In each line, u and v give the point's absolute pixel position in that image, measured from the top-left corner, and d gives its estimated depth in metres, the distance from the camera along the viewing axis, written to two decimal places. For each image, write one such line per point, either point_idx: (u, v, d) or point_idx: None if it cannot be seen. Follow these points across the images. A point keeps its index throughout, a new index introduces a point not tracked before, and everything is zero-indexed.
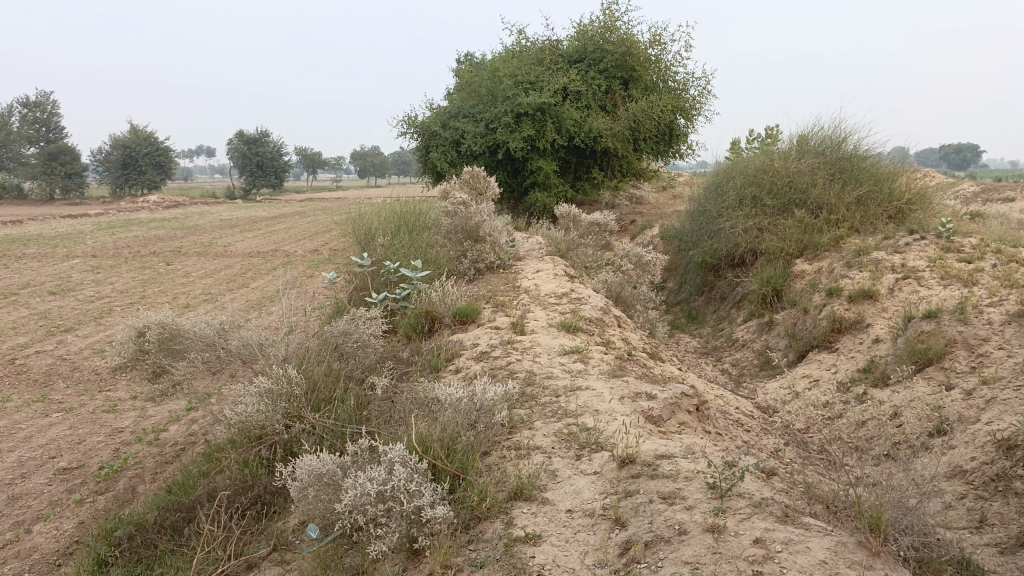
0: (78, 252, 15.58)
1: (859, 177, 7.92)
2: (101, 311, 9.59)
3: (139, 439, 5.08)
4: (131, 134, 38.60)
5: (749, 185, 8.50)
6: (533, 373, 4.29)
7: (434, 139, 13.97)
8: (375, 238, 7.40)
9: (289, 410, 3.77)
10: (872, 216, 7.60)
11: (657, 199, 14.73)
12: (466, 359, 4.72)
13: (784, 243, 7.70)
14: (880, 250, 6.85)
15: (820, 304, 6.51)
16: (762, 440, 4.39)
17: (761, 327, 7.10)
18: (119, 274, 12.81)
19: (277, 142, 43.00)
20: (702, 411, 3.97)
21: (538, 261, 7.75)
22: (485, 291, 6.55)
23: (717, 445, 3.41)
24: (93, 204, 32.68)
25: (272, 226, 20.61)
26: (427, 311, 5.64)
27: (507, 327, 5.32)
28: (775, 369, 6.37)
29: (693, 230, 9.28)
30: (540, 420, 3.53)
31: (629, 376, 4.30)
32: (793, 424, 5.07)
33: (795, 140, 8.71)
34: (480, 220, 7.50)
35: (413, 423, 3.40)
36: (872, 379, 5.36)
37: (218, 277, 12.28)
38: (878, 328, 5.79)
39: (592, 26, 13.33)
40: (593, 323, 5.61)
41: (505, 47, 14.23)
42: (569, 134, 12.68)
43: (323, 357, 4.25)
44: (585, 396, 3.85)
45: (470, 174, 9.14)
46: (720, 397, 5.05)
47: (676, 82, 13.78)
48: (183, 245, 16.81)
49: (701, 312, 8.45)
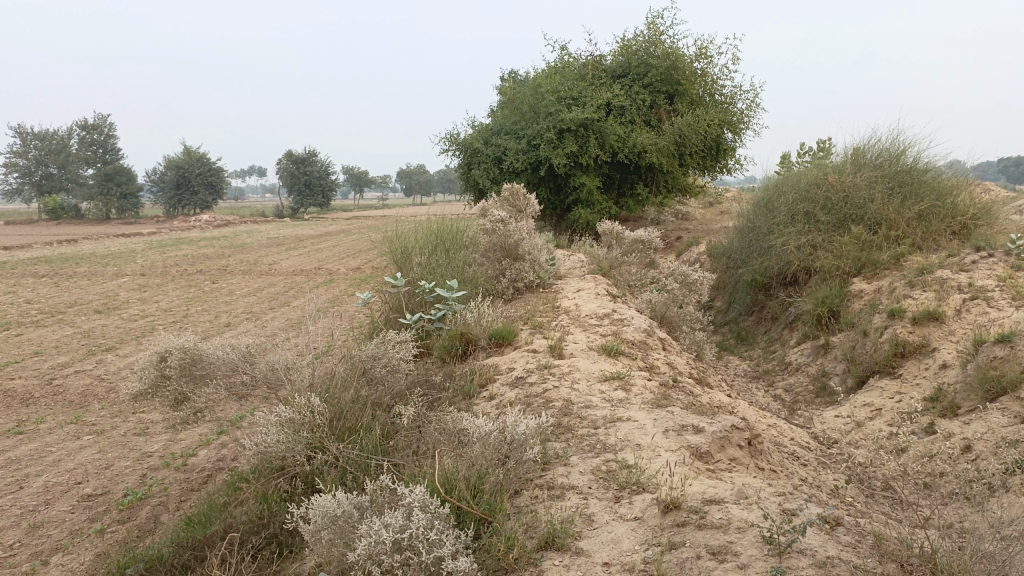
0: (127, 271, 15.81)
1: (920, 191, 7.49)
2: (143, 330, 9.62)
3: (166, 464, 4.93)
4: (185, 155, 39.53)
5: (801, 200, 8.12)
6: (571, 401, 4.02)
7: (476, 156, 13.87)
8: (411, 256, 7.23)
9: (311, 440, 3.57)
10: (935, 232, 7.16)
11: (704, 216, 14.35)
12: (501, 386, 4.48)
13: (840, 261, 7.30)
14: (945, 268, 6.41)
15: (880, 326, 6.11)
16: (820, 478, 4.05)
17: (816, 350, 6.71)
18: (165, 292, 12.90)
19: (324, 162, 43.64)
20: (754, 445, 3.65)
21: (579, 280, 7.50)
22: (523, 311, 6.31)
23: (772, 487, 3.11)
24: (147, 223, 33.44)
25: (317, 244, 20.72)
26: (462, 333, 5.41)
27: (545, 350, 5.06)
28: (832, 396, 5.99)
29: (742, 247, 8.91)
30: (578, 455, 3.26)
31: (674, 405, 4.00)
32: (853, 457, 4.70)
33: (849, 153, 8.31)
34: (519, 238, 7.28)
35: (440, 459, 3.16)
36: (939, 409, 4.95)
37: (261, 295, 12.30)
38: (945, 353, 5.38)
39: (636, 40, 13.08)
40: (636, 346, 5.32)
41: (548, 63, 14.09)
42: (613, 149, 12.43)
43: (350, 383, 4.05)
44: (626, 428, 3.57)
45: (509, 191, 8.97)
46: (774, 428, 4.71)
47: (723, 96, 13.40)
48: (229, 263, 16.94)
49: (751, 333, 8.07)
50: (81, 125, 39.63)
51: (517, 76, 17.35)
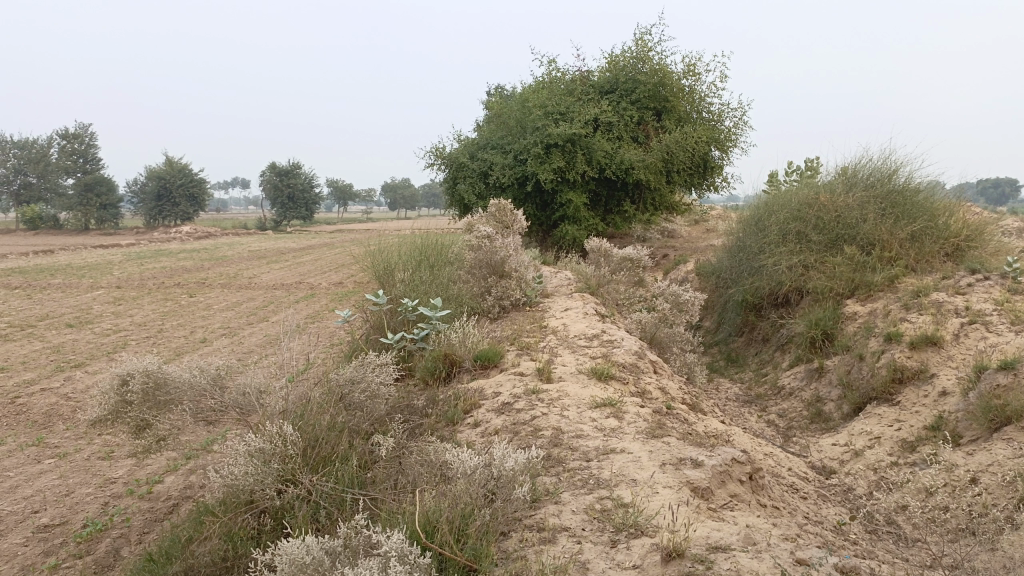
0: (103, 283, 15.43)
1: (913, 212, 7.36)
2: (115, 346, 9.28)
3: (130, 492, 4.64)
4: (167, 166, 39.02)
5: (793, 220, 7.98)
6: (561, 430, 3.79)
7: (461, 171, 13.67)
8: (394, 272, 6.99)
9: (283, 472, 3.33)
10: (928, 253, 7.04)
11: (690, 233, 14.22)
12: (486, 412, 4.25)
13: (833, 282, 7.15)
14: (941, 291, 6.27)
15: (877, 350, 5.93)
16: (821, 513, 3.86)
17: (810, 373, 6.53)
18: (140, 306, 12.55)
19: (308, 175, 43.35)
20: (755, 480, 3.45)
21: (567, 299, 7.30)
22: (510, 331, 6.09)
23: (778, 528, 2.91)
24: (127, 234, 32.90)
25: (298, 258, 20.39)
26: (446, 354, 5.18)
27: (532, 373, 4.84)
28: (828, 422, 5.80)
29: (732, 266, 8.76)
30: (569, 492, 3.04)
31: (670, 435, 3.79)
32: (853, 489, 4.51)
33: (840, 172, 8.19)
34: (505, 255, 7.11)
35: (421, 496, 2.93)
36: (940, 437, 4.77)
37: (240, 310, 11.97)
38: (944, 380, 5.21)
39: (624, 56, 12.97)
40: (627, 369, 5.10)
41: (535, 78, 13.96)
42: (600, 166, 12.29)
43: (326, 409, 3.81)
44: (621, 461, 3.35)
45: (496, 207, 8.78)
46: (771, 457, 4.51)
47: (710, 114, 13.31)
48: (209, 277, 16.59)
49: (742, 355, 7.90)
50: (61, 134, 39.08)
51: (502, 90, 17.22)
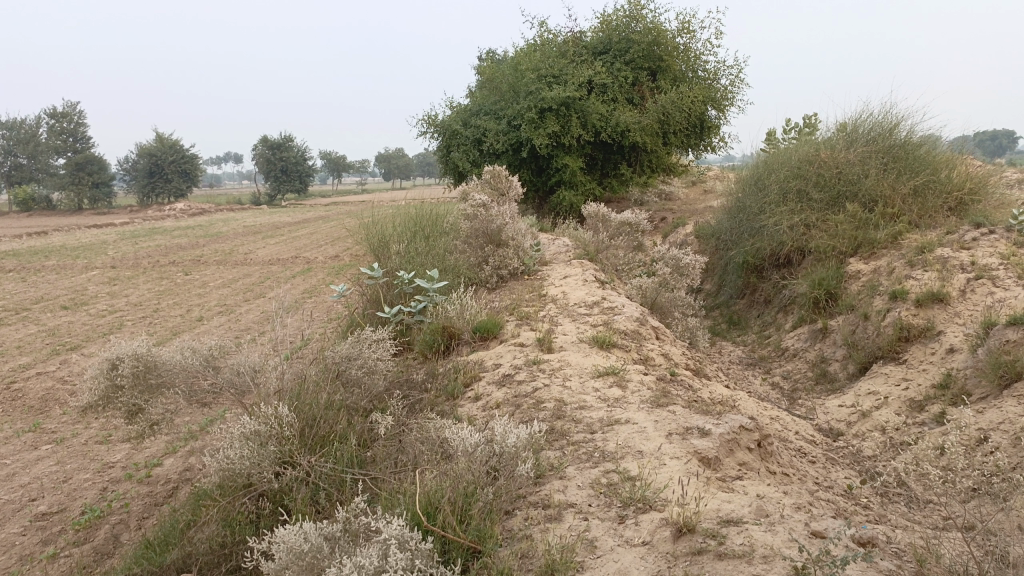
0: (97, 264, 15.29)
1: (915, 166, 7.22)
2: (111, 327, 9.19)
3: (129, 476, 4.57)
4: (158, 143, 38.58)
5: (793, 178, 7.83)
6: (564, 402, 3.71)
7: (455, 139, 13.46)
8: (389, 245, 6.87)
9: (280, 455, 3.23)
10: (932, 208, 6.92)
11: (688, 195, 14.06)
12: (487, 385, 4.16)
13: (835, 241, 7.03)
14: (945, 246, 6.16)
15: (882, 309, 5.84)
16: (829, 478, 3.80)
17: (814, 334, 6.45)
18: (136, 286, 12.42)
19: (301, 147, 42.92)
20: (764, 447, 3.38)
21: (566, 266, 7.19)
22: (509, 301, 5.99)
23: (789, 497, 2.84)
24: (121, 213, 32.63)
25: (294, 232, 20.23)
26: (444, 327, 5.08)
27: (532, 344, 4.74)
28: (834, 384, 5.73)
29: (732, 227, 8.63)
30: (574, 466, 2.96)
31: (675, 404, 3.70)
32: (861, 452, 4.45)
33: (841, 128, 8.02)
34: (502, 223, 6.97)
35: (423, 475, 2.85)
36: (949, 396, 4.69)
37: (235, 287, 11.86)
38: (951, 337, 5.12)
39: (617, 15, 12.70)
40: (629, 336, 5.01)
41: (527, 41, 13.69)
42: (596, 129, 12.09)
43: (323, 388, 3.71)
44: (626, 432, 3.26)
45: (491, 174, 8.62)
46: (777, 422, 4.45)
47: (706, 72, 13.06)
48: (204, 254, 16.44)
49: (744, 317, 7.82)
50: (49, 113, 38.57)
51: (493, 54, 16.91)
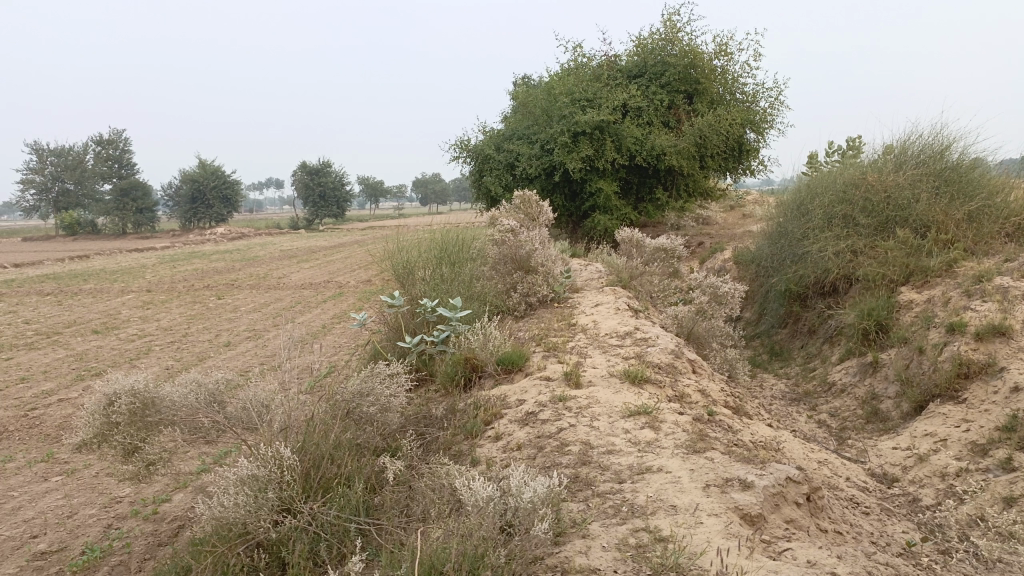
0: (134, 287, 15.37)
1: (969, 191, 6.81)
2: (138, 351, 9.09)
3: (135, 513, 4.35)
4: (200, 168, 39.24)
5: (838, 202, 7.45)
6: (590, 445, 3.41)
7: (488, 163, 13.29)
8: (414, 271, 6.65)
9: (280, 502, 2.96)
10: (988, 234, 6.48)
11: (727, 219, 13.68)
12: (509, 423, 3.87)
13: (885, 268, 6.63)
14: (1005, 275, 5.71)
15: (938, 343, 5.41)
16: (887, 532, 3.43)
17: (863, 368, 6.06)
18: (168, 310, 12.37)
19: (339, 172, 43.28)
20: (813, 501, 3.05)
21: (598, 293, 6.89)
22: (537, 330, 5.71)
23: (845, 564, 2.50)
24: (163, 237, 33.16)
25: (328, 256, 20.23)
26: (467, 358, 4.82)
27: (559, 378, 4.44)
28: (885, 423, 5.33)
29: (773, 254, 8.25)
30: (599, 522, 2.66)
31: (713, 449, 3.36)
32: (919, 501, 4.05)
33: (888, 150, 7.62)
34: (531, 249, 6.72)
35: (430, 532, 2.56)
36: (1016, 440, 4.20)
37: (266, 312, 11.74)
38: (1016, 374, 4.67)
39: (652, 38, 12.47)
40: (663, 371, 4.68)
41: (561, 64, 13.51)
42: (631, 152, 11.81)
43: (331, 426, 3.45)
44: (658, 483, 2.95)
45: (521, 198, 8.39)
46: (826, 467, 4.08)
47: (745, 95, 12.72)
48: (238, 278, 16.46)
49: (786, 348, 7.44)
50: (97, 141, 39.40)
51: (529, 79, 16.79)
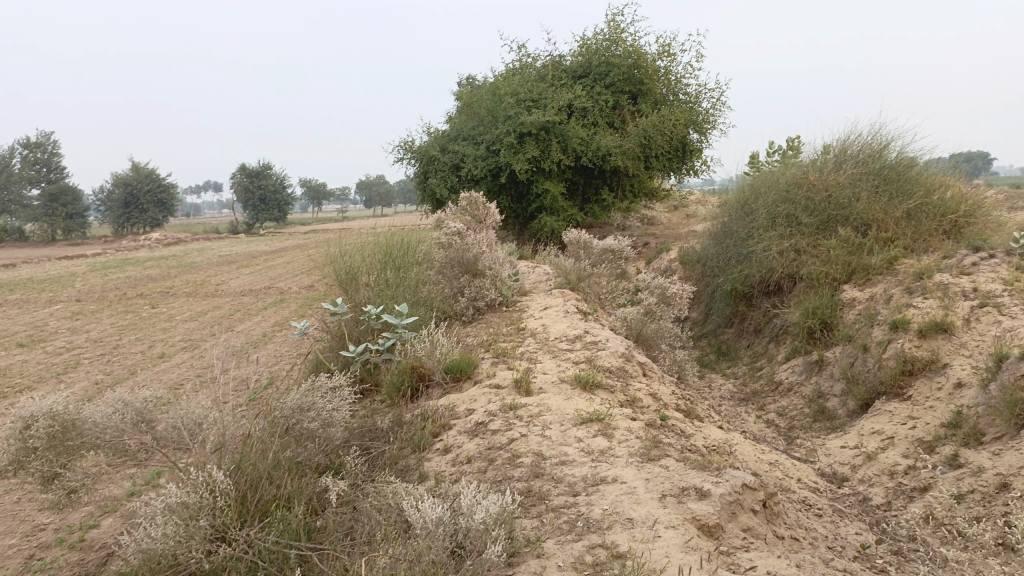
0: (63, 297, 14.70)
1: (907, 189, 6.94)
2: (66, 365, 8.65)
3: (61, 541, 4.04)
4: (135, 172, 37.96)
5: (781, 202, 7.52)
6: (542, 456, 3.30)
7: (432, 164, 13.10)
8: (358, 276, 6.45)
9: (214, 529, 2.78)
10: (926, 232, 6.61)
11: (671, 220, 13.78)
12: (458, 434, 3.74)
13: (828, 266, 6.70)
14: (944, 272, 5.82)
15: (882, 340, 5.47)
16: (841, 535, 3.41)
17: (809, 367, 6.10)
18: (99, 321, 11.84)
19: (280, 175, 42.41)
20: (770, 507, 3.00)
21: (546, 296, 6.80)
22: (485, 335, 5.59)
23: (805, 574, 2.44)
24: (95, 243, 31.95)
25: (270, 261, 19.72)
26: (414, 367, 4.67)
27: (509, 385, 4.32)
28: (832, 422, 5.36)
29: (718, 254, 8.29)
30: (553, 539, 2.55)
31: (667, 457, 3.28)
32: (870, 500, 4.06)
33: (829, 150, 7.73)
34: (478, 252, 6.59)
35: (375, 557, 2.42)
36: (961, 436, 4.25)
37: (204, 320, 11.33)
38: (958, 370, 4.74)
39: (596, 39, 12.47)
40: (615, 375, 4.60)
41: (505, 65, 13.41)
42: (577, 153, 11.78)
43: (269, 444, 3.26)
44: (614, 495, 2.86)
45: (467, 200, 8.25)
46: (777, 469, 4.05)
47: (687, 96, 12.82)
48: (175, 285, 15.91)
49: (733, 347, 7.48)
50: (23, 145, 37.70)
51: (473, 80, 16.65)
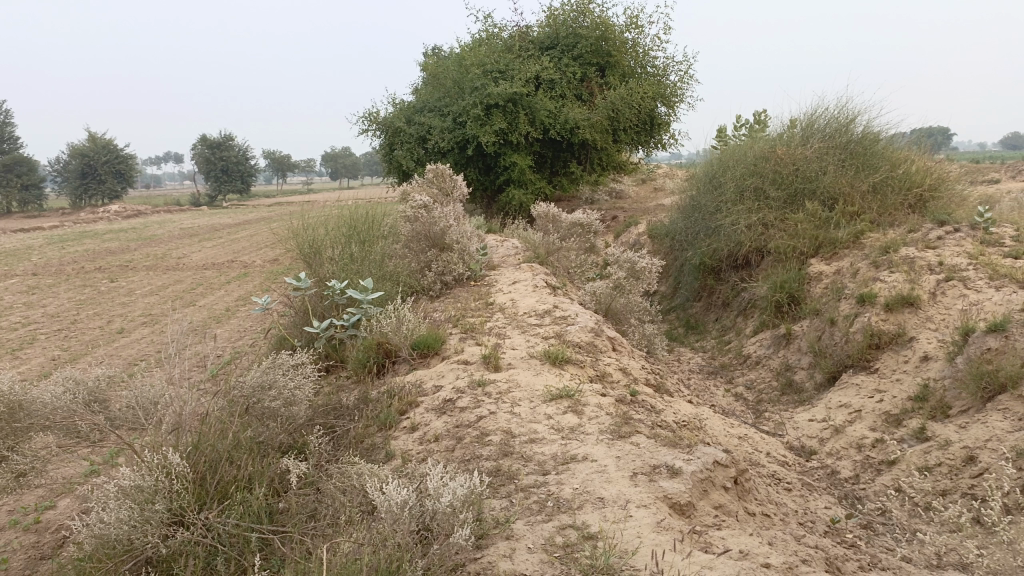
0: (17, 271, 14.24)
1: (874, 163, 6.95)
2: (20, 341, 8.36)
3: (13, 524, 3.75)
4: (91, 143, 36.87)
5: (750, 175, 7.49)
6: (511, 434, 3.23)
7: (398, 136, 12.86)
8: (322, 251, 6.29)
9: (171, 513, 2.67)
10: (892, 206, 6.64)
11: (638, 193, 13.76)
12: (425, 412, 3.65)
13: (796, 240, 6.70)
14: (910, 246, 5.85)
15: (850, 314, 5.49)
16: (810, 509, 3.41)
17: (777, 340, 6.11)
18: (55, 295, 11.49)
19: (243, 146, 41.53)
20: (741, 484, 2.97)
21: (515, 270, 6.71)
22: (453, 310, 5.49)
23: (777, 553, 2.41)
24: (52, 216, 31.02)
25: (233, 234, 19.33)
26: (380, 343, 4.56)
27: (477, 361, 4.24)
28: (800, 395, 5.38)
29: (687, 227, 8.26)
30: (523, 520, 2.49)
31: (638, 434, 3.24)
32: (838, 474, 4.07)
33: (797, 124, 7.70)
34: (446, 225, 6.47)
35: (339, 542, 2.33)
36: (928, 409, 4.28)
37: (165, 294, 11.05)
38: (924, 344, 4.77)
39: (564, 9, 12.29)
40: (584, 350, 4.54)
41: (472, 35, 13.17)
42: (545, 126, 11.65)
43: (229, 424, 3.14)
44: (585, 473, 2.80)
45: (434, 173, 8.09)
46: (747, 444, 4.04)
47: (655, 68, 12.72)
48: (134, 258, 15.50)
49: (701, 321, 7.48)
50: None
51: (439, 50, 16.36)
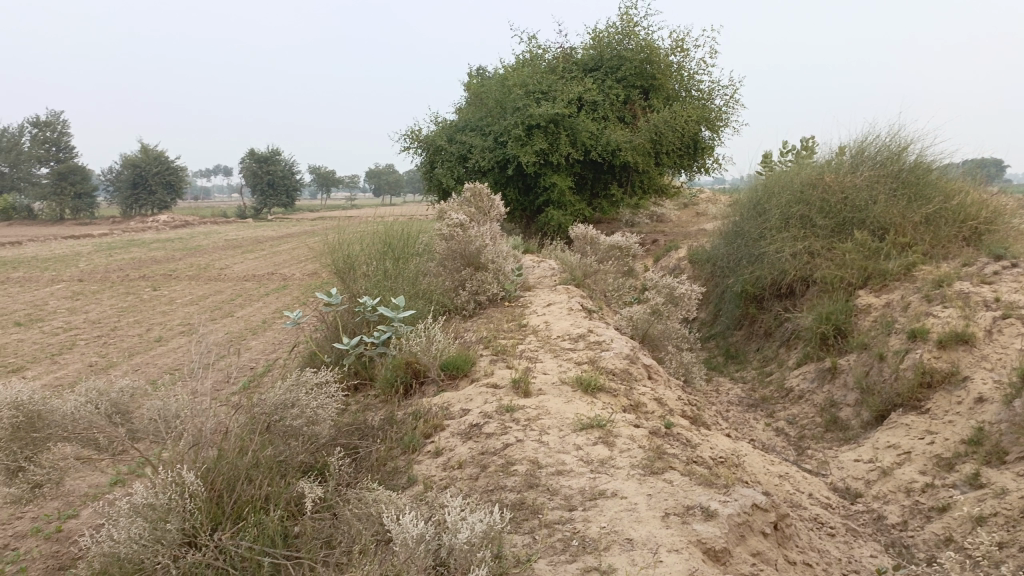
0: (65, 276, 14.54)
1: (927, 194, 6.68)
2: (61, 346, 8.46)
3: (34, 532, 3.69)
4: (144, 154, 37.84)
5: (796, 202, 7.27)
6: (538, 465, 3.09)
7: (439, 154, 12.87)
8: (356, 266, 6.24)
9: (183, 533, 2.58)
10: (945, 238, 6.36)
11: (680, 218, 13.54)
12: (450, 437, 3.53)
13: (843, 270, 6.46)
14: (964, 280, 5.58)
15: (899, 350, 5.24)
16: (854, 558, 3.20)
17: (821, 374, 5.87)
18: (99, 302, 11.67)
19: (289, 161, 42.21)
20: (781, 529, 2.79)
21: (550, 292, 6.58)
22: (485, 331, 5.38)
23: None
24: (104, 224, 31.79)
25: (275, 247, 19.55)
26: (409, 362, 4.46)
27: (507, 386, 4.11)
28: (844, 433, 5.14)
29: (729, 254, 8.05)
30: (546, 560, 2.35)
31: (672, 470, 3.07)
32: (884, 520, 3.85)
33: (846, 151, 7.47)
34: (481, 244, 6.37)
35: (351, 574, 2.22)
36: (983, 454, 4.03)
37: (204, 304, 11.15)
38: (979, 385, 4.51)
39: (609, 31, 12.22)
40: (618, 378, 4.38)
41: (516, 56, 13.17)
42: (586, 147, 11.54)
43: (248, 442, 3.06)
44: (614, 511, 2.65)
45: (472, 191, 8.02)
46: (788, 484, 3.83)
47: (700, 92, 12.55)
48: (178, 268, 15.74)
49: (741, 351, 7.26)
50: (32, 123, 37.46)
51: (484, 69, 16.40)
